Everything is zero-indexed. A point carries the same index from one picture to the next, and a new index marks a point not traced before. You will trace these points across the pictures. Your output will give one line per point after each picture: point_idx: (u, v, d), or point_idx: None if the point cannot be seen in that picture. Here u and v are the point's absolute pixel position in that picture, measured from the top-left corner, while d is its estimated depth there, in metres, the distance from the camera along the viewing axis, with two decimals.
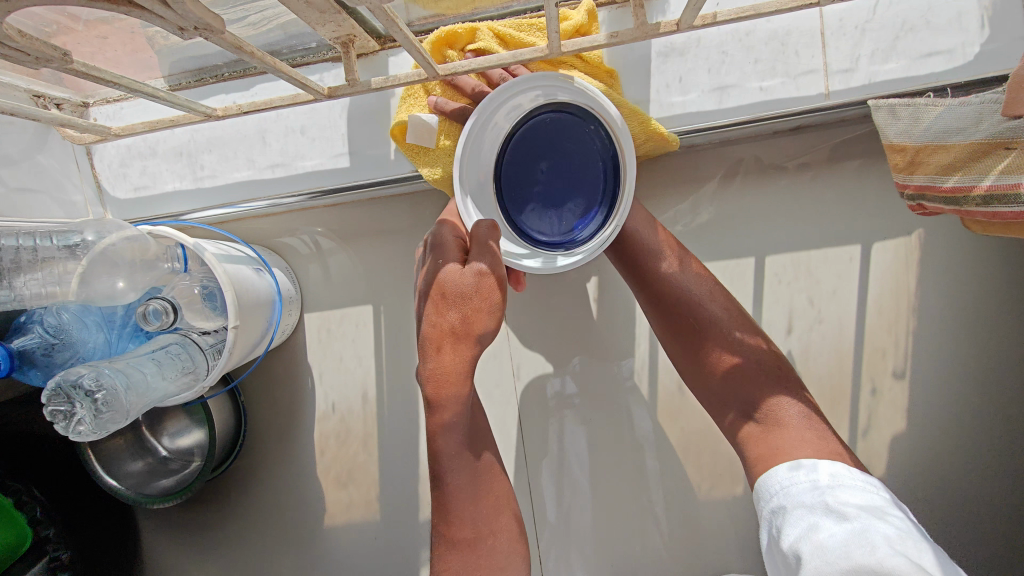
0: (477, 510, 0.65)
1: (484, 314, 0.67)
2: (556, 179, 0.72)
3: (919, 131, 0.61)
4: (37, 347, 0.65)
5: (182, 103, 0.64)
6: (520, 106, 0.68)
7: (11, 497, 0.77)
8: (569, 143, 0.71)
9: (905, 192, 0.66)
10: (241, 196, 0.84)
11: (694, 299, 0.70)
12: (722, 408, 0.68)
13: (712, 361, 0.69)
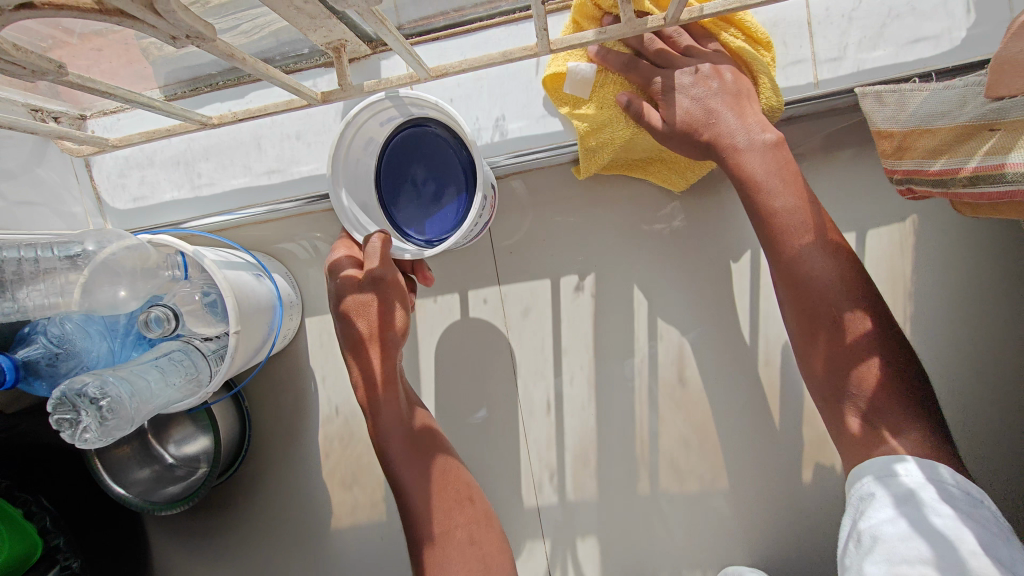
0: (442, 497, 0.70)
1: (388, 314, 0.71)
2: (432, 182, 0.76)
3: (907, 117, 0.62)
4: (42, 357, 0.66)
5: (177, 112, 0.65)
6: (372, 139, 0.74)
7: (21, 507, 0.78)
8: (438, 152, 0.75)
9: (892, 178, 0.65)
10: (239, 203, 0.85)
11: (836, 283, 0.65)
12: (834, 399, 0.64)
13: (841, 350, 0.64)
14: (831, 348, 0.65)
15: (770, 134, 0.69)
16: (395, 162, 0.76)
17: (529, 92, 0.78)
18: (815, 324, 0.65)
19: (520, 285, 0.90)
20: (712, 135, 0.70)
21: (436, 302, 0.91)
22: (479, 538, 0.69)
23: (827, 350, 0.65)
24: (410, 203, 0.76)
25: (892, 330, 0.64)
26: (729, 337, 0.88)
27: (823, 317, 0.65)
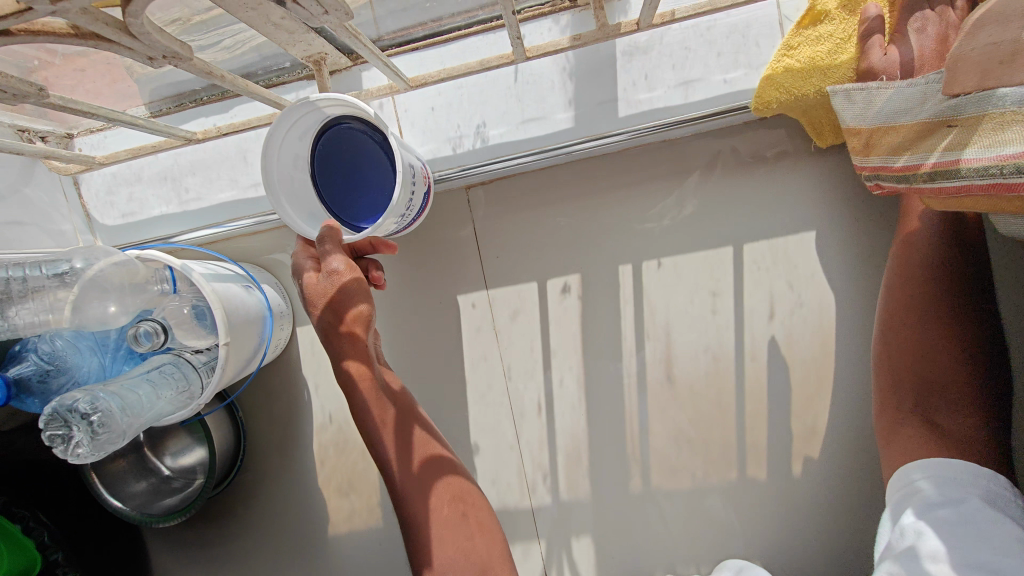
0: (437, 496, 0.67)
1: (355, 301, 0.68)
2: (369, 173, 0.70)
3: (874, 113, 0.64)
4: (33, 374, 0.67)
5: (161, 129, 0.67)
6: (298, 156, 0.68)
7: (18, 523, 0.79)
8: (360, 146, 0.69)
9: (864, 175, 0.68)
10: (226, 216, 0.85)
11: (935, 275, 0.74)
12: (897, 368, 0.74)
13: (916, 328, 0.73)
14: (910, 325, 0.73)
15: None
16: (320, 164, 0.69)
17: (510, 99, 0.79)
18: (904, 302, 0.74)
19: (508, 288, 0.91)
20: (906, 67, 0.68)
21: (426, 307, 0.93)
22: (479, 542, 0.66)
23: (906, 327, 0.74)
24: (359, 202, 0.70)
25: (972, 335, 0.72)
26: (716, 334, 0.89)
27: (908, 296, 0.74)
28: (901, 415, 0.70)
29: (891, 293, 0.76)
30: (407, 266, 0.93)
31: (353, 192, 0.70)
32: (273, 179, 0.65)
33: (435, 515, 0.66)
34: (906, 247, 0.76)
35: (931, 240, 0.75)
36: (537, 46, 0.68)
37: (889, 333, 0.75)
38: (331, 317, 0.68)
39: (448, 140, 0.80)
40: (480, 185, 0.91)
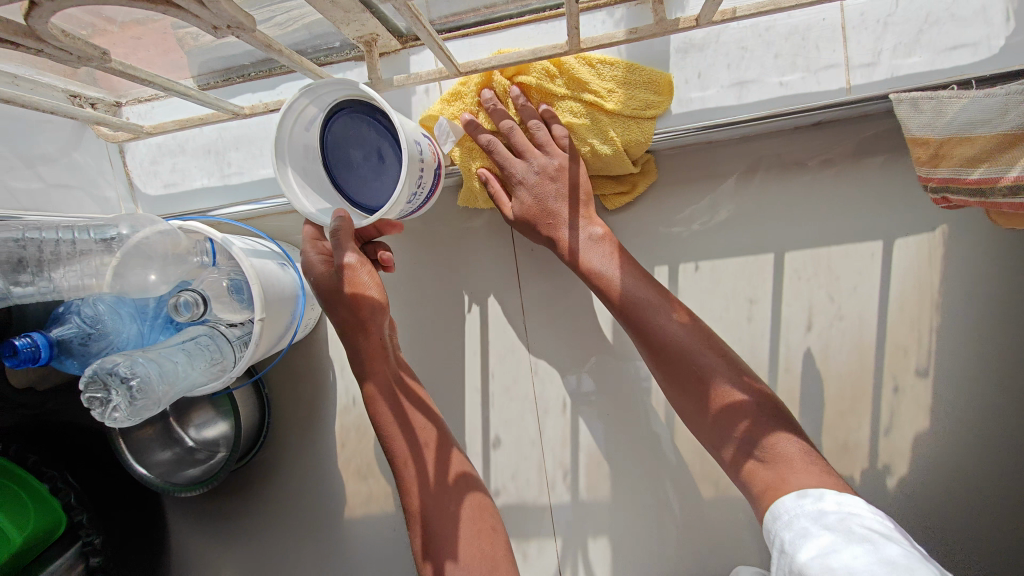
0: (450, 499, 0.72)
1: (367, 288, 0.70)
2: (375, 157, 0.70)
3: (946, 123, 0.61)
4: (75, 336, 0.67)
5: (211, 102, 0.67)
6: (308, 146, 0.69)
7: (47, 483, 0.81)
8: (366, 134, 0.70)
9: (927, 185, 0.67)
10: (266, 193, 0.84)
11: (676, 337, 0.71)
12: (712, 436, 0.68)
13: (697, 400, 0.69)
14: (688, 399, 0.70)
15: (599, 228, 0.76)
16: (329, 151, 0.70)
17: None
18: (680, 382, 0.70)
19: (540, 283, 0.90)
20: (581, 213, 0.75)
21: (456, 296, 0.92)
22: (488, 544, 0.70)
23: (689, 402, 0.70)
24: (367, 191, 0.71)
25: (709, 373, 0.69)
26: (751, 345, 0.85)
27: (676, 377, 0.70)
28: (741, 473, 0.65)
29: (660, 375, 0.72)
30: (441, 256, 0.92)
31: (360, 179, 0.71)
32: (284, 162, 0.66)
33: (446, 518, 0.71)
34: (642, 331, 0.72)
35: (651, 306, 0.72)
36: (591, 37, 0.65)
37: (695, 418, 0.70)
38: (350, 315, 0.71)
39: None
40: None
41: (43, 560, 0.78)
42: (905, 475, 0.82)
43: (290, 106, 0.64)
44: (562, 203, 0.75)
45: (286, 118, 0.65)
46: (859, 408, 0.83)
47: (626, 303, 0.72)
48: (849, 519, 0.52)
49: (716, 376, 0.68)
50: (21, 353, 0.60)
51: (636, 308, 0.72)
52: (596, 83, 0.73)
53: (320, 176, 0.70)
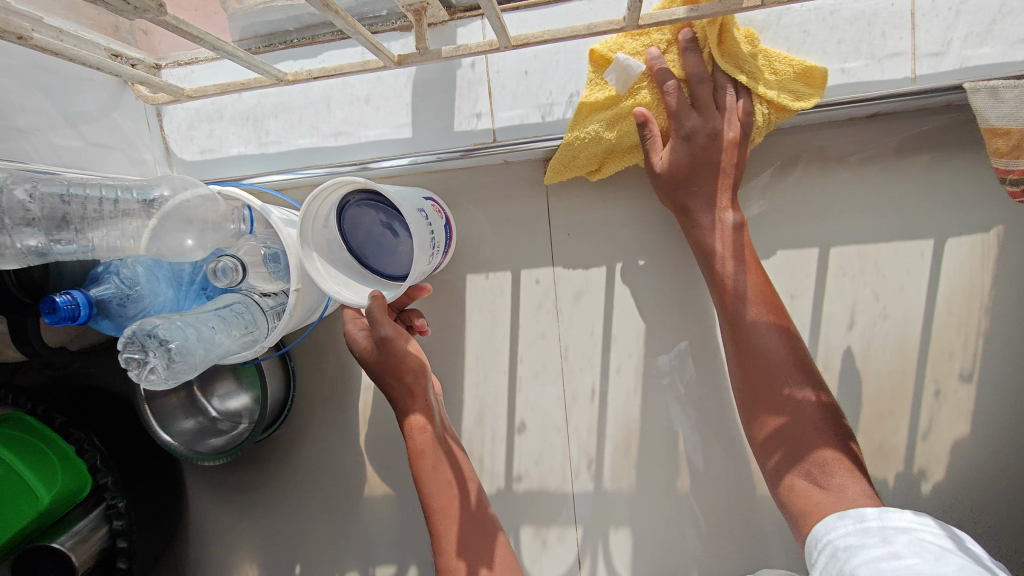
0: (475, 522, 0.76)
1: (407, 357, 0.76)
2: (387, 233, 0.74)
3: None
4: (113, 296, 0.67)
5: (258, 65, 0.66)
6: (330, 241, 0.70)
7: (73, 444, 0.81)
8: (373, 213, 0.73)
9: (1004, 178, 0.67)
10: (302, 163, 0.83)
11: (769, 348, 0.70)
12: (772, 446, 0.69)
13: (768, 411, 0.69)
14: (758, 407, 0.70)
15: (737, 216, 0.73)
16: (347, 234, 0.72)
17: None
18: (755, 380, 0.70)
19: (575, 268, 0.89)
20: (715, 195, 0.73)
21: (488, 277, 0.91)
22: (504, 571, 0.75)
23: (757, 411, 0.70)
24: (391, 262, 0.74)
25: (786, 381, 0.69)
26: None
27: (757, 385, 0.70)
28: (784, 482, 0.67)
29: (740, 379, 0.72)
30: (475, 236, 0.91)
31: (381, 254, 0.74)
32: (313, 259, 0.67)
33: (472, 545, 0.74)
34: (741, 330, 0.72)
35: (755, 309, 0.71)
36: (650, 14, 0.63)
37: (756, 419, 0.70)
38: (396, 382, 0.77)
39: (538, 107, 0.77)
40: None
41: (66, 521, 0.79)
42: (941, 481, 0.80)
43: (304, 217, 0.65)
44: (706, 185, 0.72)
45: (307, 227, 0.66)
46: (898, 410, 0.81)
47: (733, 300, 0.72)
48: (907, 533, 0.55)
49: (798, 395, 0.68)
50: (61, 310, 0.59)
51: (740, 306, 0.72)
52: (752, 65, 0.69)
53: (345, 261, 0.72)
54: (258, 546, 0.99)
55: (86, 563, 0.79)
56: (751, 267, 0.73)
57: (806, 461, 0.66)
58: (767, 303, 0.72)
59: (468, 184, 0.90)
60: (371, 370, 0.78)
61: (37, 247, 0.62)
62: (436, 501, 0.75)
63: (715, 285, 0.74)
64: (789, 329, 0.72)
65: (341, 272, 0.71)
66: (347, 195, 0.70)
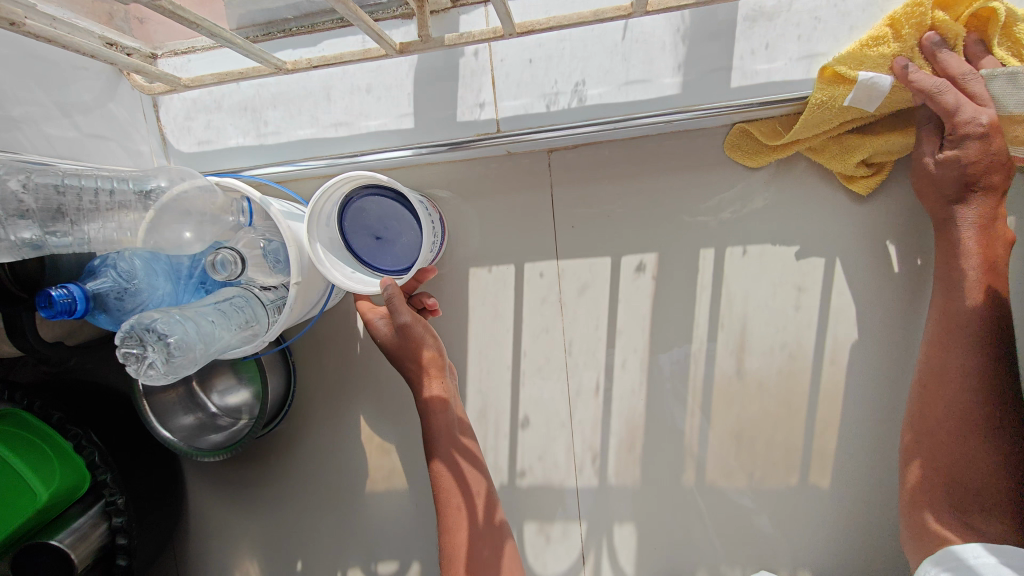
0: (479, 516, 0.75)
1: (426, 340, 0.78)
2: (389, 228, 0.78)
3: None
4: (110, 290, 0.65)
5: (256, 53, 0.65)
6: (333, 240, 0.74)
7: (71, 440, 0.79)
8: (376, 209, 0.77)
9: None
10: (302, 155, 0.81)
11: (983, 375, 0.68)
12: (931, 471, 0.69)
13: (949, 433, 0.68)
14: (944, 428, 0.69)
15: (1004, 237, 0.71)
16: (348, 231, 0.76)
17: (614, 57, 0.72)
18: (941, 397, 0.70)
19: (579, 261, 0.87)
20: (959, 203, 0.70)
21: (491, 271, 0.90)
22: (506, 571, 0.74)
23: (936, 431, 0.70)
24: (393, 257, 0.78)
25: (995, 416, 0.67)
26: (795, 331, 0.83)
27: (953, 406, 0.69)
28: (929, 501, 0.68)
29: (938, 393, 0.70)
30: (478, 229, 0.89)
31: (383, 249, 0.78)
32: (321, 257, 0.70)
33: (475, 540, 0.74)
34: (951, 349, 0.70)
35: (974, 330, 0.69)
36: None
37: (925, 434, 0.71)
38: (414, 366, 0.79)
39: (544, 96, 0.75)
40: (563, 150, 0.86)
41: (66, 517, 0.78)
42: None
43: (311, 214, 0.68)
44: (987, 190, 0.68)
45: (314, 226, 0.69)
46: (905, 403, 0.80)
47: (961, 315, 0.70)
48: None
49: (1002, 431, 0.66)
50: (57, 304, 0.58)
51: (964, 327, 0.70)
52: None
53: (348, 257, 0.75)
54: (260, 542, 0.99)
55: (85, 560, 0.78)
56: (1000, 289, 0.70)
57: (969, 493, 0.66)
58: (991, 332, 0.68)
59: (471, 177, 0.89)
60: (392, 357, 0.81)
61: (32, 239, 0.60)
62: (443, 486, 0.75)
63: (949, 295, 0.72)
64: (1008, 360, 0.68)
65: (347, 268, 0.74)
66: (350, 192, 0.74)
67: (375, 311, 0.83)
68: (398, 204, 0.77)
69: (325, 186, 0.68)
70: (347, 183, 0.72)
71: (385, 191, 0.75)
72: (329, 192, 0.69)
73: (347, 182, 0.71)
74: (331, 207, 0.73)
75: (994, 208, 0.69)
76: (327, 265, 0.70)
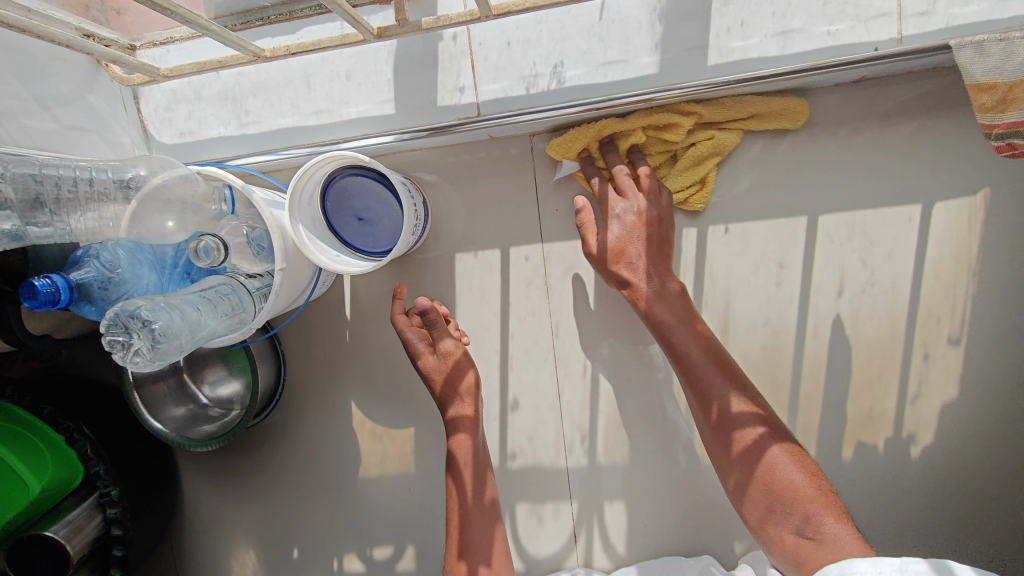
0: (474, 502, 0.78)
1: (466, 363, 0.83)
2: (372, 208, 0.80)
3: (1013, 67, 0.61)
4: (94, 280, 0.64)
5: (233, 40, 0.65)
6: (316, 218, 0.76)
7: (63, 433, 0.80)
8: (358, 189, 0.79)
9: (990, 134, 0.66)
10: (285, 143, 0.81)
11: (744, 416, 0.72)
12: (757, 505, 0.70)
13: (773, 482, 0.68)
14: (758, 479, 0.69)
15: (674, 283, 0.78)
16: (330, 212, 0.78)
17: (591, 37, 0.73)
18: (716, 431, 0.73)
19: (564, 244, 0.88)
20: (626, 272, 0.78)
21: (477, 256, 0.90)
22: (494, 566, 0.75)
23: (757, 487, 0.69)
24: (375, 237, 0.81)
25: (749, 425, 0.71)
26: (778, 307, 0.84)
27: (748, 455, 0.71)
28: (778, 536, 0.68)
29: (730, 449, 0.72)
30: (463, 214, 0.90)
31: (364, 229, 0.80)
32: (304, 237, 0.72)
33: (469, 528, 0.77)
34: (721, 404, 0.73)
35: (713, 369, 0.74)
36: None
37: (728, 473, 0.73)
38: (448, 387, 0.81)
39: (523, 79, 0.75)
40: (546, 134, 0.86)
41: (60, 509, 0.78)
42: (930, 444, 0.82)
43: (293, 194, 0.70)
44: (633, 262, 0.78)
45: (296, 204, 0.71)
46: (886, 375, 0.82)
47: (694, 357, 0.75)
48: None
49: (768, 436, 0.70)
50: (41, 294, 0.58)
51: (707, 368, 0.74)
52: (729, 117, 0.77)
53: (331, 237, 0.78)
54: (257, 531, 1.00)
55: (81, 552, 0.79)
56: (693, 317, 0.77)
57: (791, 508, 0.67)
58: (729, 373, 0.74)
59: (454, 161, 0.89)
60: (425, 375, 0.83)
61: (12, 230, 0.60)
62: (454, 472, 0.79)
63: (692, 359, 0.75)
64: (732, 371, 0.75)
65: (329, 250, 0.76)
66: (333, 172, 0.76)
67: (406, 331, 0.84)
68: (379, 184, 0.79)
69: (306, 164, 0.70)
70: (329, 163, 0.74)
71: (366, 171, 0.78)
72: (310, 170, 0.71)
73: (328, 162, 0.73)
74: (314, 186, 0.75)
75: (655, 271, 0.78)
76: (309, 244, 0.72)
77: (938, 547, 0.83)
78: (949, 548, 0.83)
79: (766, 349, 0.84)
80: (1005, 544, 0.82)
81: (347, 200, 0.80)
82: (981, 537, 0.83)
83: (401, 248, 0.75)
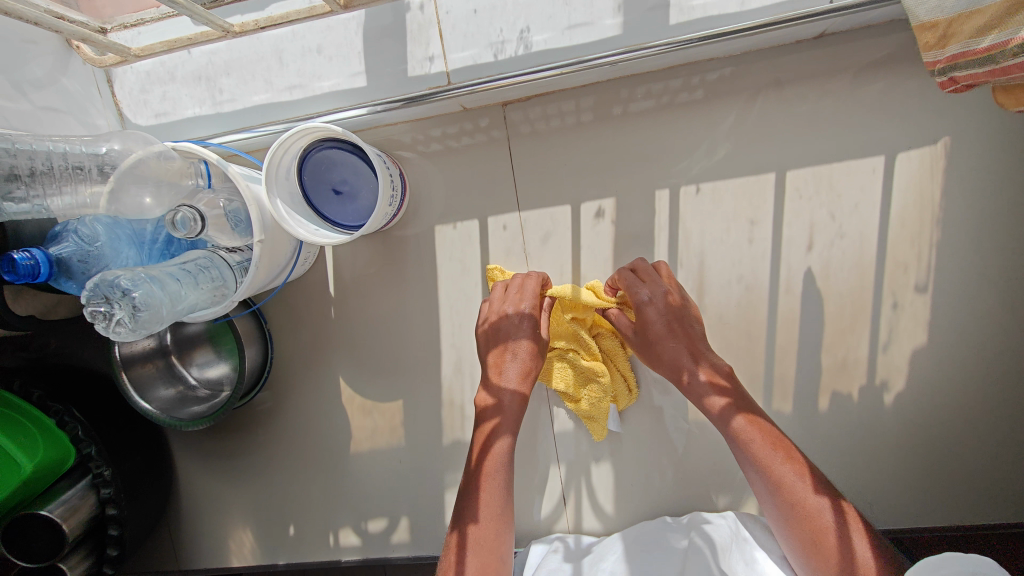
0: (496, 467, 0.74)
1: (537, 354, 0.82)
2: (348, 180, 0.81)
3: (952, 3, 0.59)
4: (73, 254, 0.66)
5: (200, 14, 0.65)
6: (295, 193, 0.77)
7: (53, 417, 0.81)
8: (334, 161, 0.80)
9: (935, 69, 0.66)
10: (260, 119, 0.82)
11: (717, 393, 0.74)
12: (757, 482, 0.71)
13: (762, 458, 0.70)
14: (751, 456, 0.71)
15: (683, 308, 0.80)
16: (307, 186, 0.79)
17: (555, 2, 0.74)
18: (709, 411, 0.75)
19: (540, 211, 0.89)
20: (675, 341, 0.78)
21: (456, 227, 0.92)
22: (483, 524, 0.70)
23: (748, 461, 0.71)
24: (355, 210, 0.82)
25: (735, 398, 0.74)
26: (751, 263, 0.86)
27: (735, 447, 0.73)
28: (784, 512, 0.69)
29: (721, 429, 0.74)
30: (442, 186, 0.92)
31: (344, 202, 0.82)
32: (281, 212, 0.73)
33: (473, 491, 0.73)
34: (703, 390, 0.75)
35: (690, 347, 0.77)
36: None
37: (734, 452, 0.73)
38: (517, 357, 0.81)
39: (490, 46, 0.76)
40: (518, 103, 0.87)
41: (54, 490, 0.79)
42: (902, 390, 0.85)
43: (268, 169, 0.71)
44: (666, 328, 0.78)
45: (270, 179, 0.72)
46: (857, 324, 0.84)
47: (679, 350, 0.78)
48: None
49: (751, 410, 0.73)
50: (20, 267, 0.59)
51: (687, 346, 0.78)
52: None
53: (310, 212, 0.79)
54: (252, 509, 1.02)
55: (77, 532, 0.79)
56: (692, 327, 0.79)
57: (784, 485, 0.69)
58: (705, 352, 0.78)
59: (430, 134, 0.90)
60: (504, 338, 0.82)
61: None
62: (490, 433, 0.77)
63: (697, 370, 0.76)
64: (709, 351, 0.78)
65: (308, 224, 0.78)
66: (308, 145, 0.77)
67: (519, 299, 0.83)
68: (354, 156, 0.80)
69: (277, 138, 0.70)
70: (302, 137, 0.75)
71: (340, 142, 0.78)
72: (282, 146, 0.72)
73: (301, 136, 0.74)
74: (290, 161, 0.76)
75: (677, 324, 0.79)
76: (285, 217, 0.73)
77: (912, 489, 0.86)
78: (921, 490, 0.86)
79: (740, 305, 0.87)
80: (974, 484, 0.85)
81: (324, 173, 0.81)
82: (952, 477, 0.86)
83: (376, 221, 0.76)
